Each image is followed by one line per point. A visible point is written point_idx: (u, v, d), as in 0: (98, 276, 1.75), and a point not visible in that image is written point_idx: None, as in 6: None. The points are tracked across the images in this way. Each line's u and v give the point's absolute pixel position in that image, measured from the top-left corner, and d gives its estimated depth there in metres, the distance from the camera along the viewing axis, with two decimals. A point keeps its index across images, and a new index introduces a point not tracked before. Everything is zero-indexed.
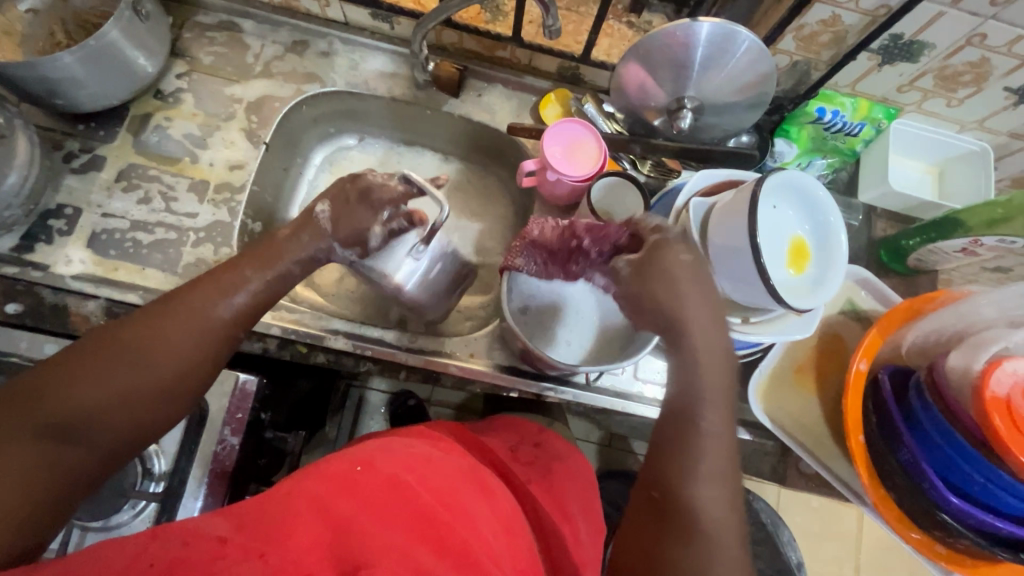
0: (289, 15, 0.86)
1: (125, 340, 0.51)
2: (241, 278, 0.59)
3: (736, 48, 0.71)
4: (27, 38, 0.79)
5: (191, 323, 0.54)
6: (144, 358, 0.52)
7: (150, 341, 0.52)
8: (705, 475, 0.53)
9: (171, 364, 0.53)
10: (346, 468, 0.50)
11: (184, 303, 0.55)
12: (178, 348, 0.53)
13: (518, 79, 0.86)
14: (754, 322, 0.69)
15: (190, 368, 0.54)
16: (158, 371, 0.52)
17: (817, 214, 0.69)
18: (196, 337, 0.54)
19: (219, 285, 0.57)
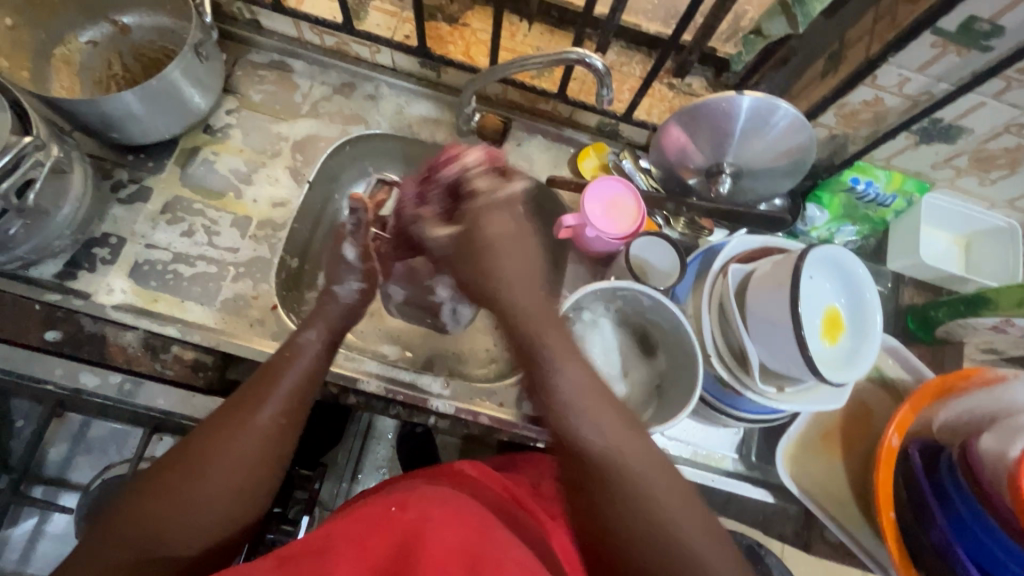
0: (339, 58, 0.88)
1: (187, 463, 0.52)
2: (284, 372, 0.61)
3: (778, 121, 0.73)
4: (84, 68, 0.80)
5: (248, 430, 0.55)
6: (208, 476, 0.52)
7: (213, 457, 0.53)
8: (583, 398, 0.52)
9: (238, 477, 0.53)
10: (380, 508, 0.50)
11: (238, 409, 0.56)
12: (241, 459, 0.54)
13: (558, 131, 0.89)
14: (788, 391, 0.70)
15: (254, 473, 0.54)
16: (226, 488, 0.52)
17: (853, 288, 0.70)
18: (258, 445, 0.55)
19: (264, 384, 0.59)
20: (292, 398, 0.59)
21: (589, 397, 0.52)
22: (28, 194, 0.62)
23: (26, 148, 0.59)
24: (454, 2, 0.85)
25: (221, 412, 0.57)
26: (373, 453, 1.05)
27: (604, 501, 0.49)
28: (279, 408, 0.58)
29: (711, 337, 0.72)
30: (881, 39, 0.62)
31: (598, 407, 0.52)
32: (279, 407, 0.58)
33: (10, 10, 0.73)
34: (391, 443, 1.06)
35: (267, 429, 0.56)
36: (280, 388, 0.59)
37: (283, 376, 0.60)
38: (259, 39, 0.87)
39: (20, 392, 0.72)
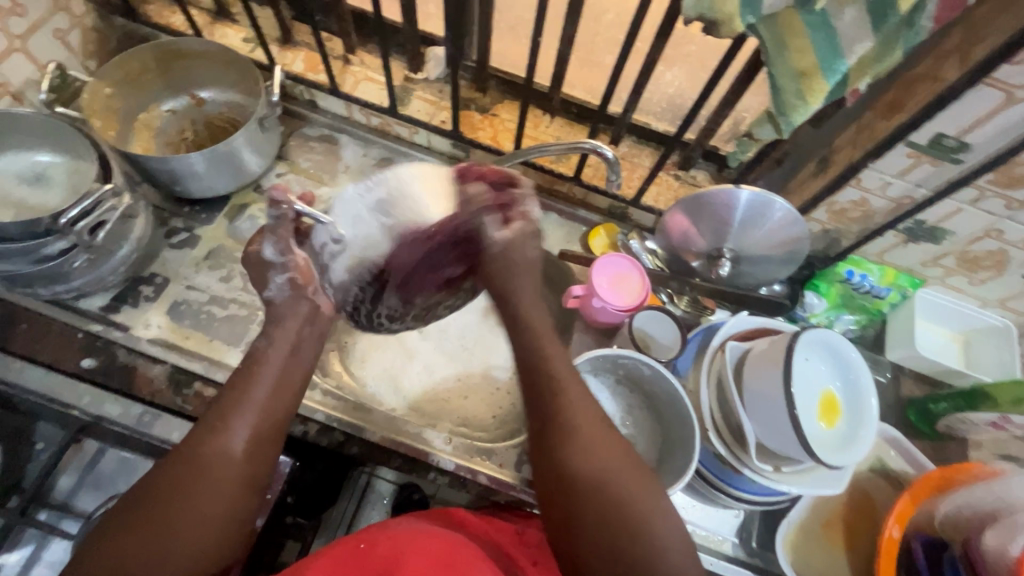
0: (381, 136, 0.99)
1: (165, 490, 0.52)
2: (253, 390, 0.58)
3: (772, 214, 0.79)
4: (161, 132, 0.93)
5: (219, 461, 0.54)
6: (183, 498, 0.52)
7: (189, 488, 0.52)
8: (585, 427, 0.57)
9: (213, 510, 0.52)
10: (352, 544, 0.58)
11: (207, 435, 0.55)
12: (214, 489, 0.53)
13: (571, 212, 0.97)
14: (785, 471, 0.70)
15: (233, 490, 0.54)
16: (210, 515, 0.52)
17: (847, 371, 0.73)
18: (230, 466, 0.54)
19: (237, 400, 0.57)
20: (265, 414, 0.58)
21: (579, 414, 0.58)
22: (100, 232, 0.71)
23: (105, 195, 0.68)
24: (486, 95, 0.95)
25: (195, 432, 0.55)
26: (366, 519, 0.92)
27: (608, 520, 0.52)
28: (256, 428, 0.57)
29: (709, 410, 0.74)
30: (862, 148, 0.69)
31: (592, 434, 0.57)
32: (251, 427, 0.56)
33: (110, 81, 0.86)
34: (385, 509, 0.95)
35: (240, 452, 0.55)
36: (255, 405, 0.57)
37: (253, 389, 0.58)
38: (313, 116, 0.99)
39: (43, 416, 0.76)
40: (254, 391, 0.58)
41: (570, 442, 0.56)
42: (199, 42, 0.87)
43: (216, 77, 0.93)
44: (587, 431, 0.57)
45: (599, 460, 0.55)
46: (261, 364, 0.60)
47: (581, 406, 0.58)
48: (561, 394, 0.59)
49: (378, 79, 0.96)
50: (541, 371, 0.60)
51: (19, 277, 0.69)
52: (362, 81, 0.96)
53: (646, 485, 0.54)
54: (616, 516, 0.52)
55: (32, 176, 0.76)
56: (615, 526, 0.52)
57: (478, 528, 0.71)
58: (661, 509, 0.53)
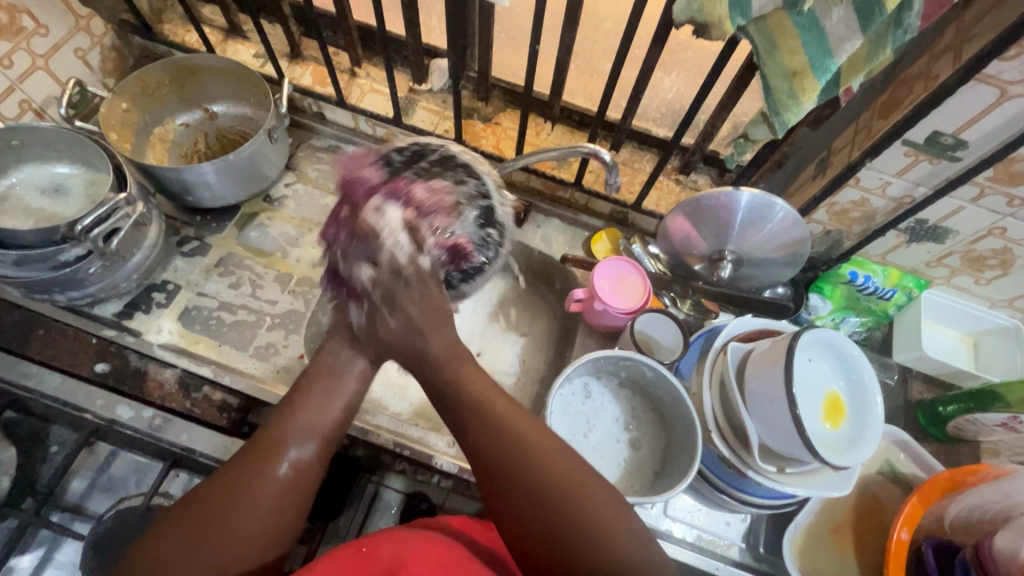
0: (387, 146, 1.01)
1: (230, 485, 0.53)
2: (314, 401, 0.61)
3: (772, 215, 0.80)
4: (175, 145, 0.96)
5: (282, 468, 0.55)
6: (243, 495, 0.52)
7: (249, 490, 0.53)
8: (519, 435, 0.56)
9: (269, 515, 0.53)
10: (351, 547, 0.59)
11: (273, 439, 0.56)
12: (274, 496, 0.53)
13: (573, 217, 0.98)
14: (790, 472, 0.70)
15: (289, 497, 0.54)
16: (263, 515, 0.52)
17: (850, 372, 0.72)
18: (290, 472, 0.55)
19: (299, 412, 0.59)
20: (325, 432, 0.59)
21: (513, 428, 0.56)
22: (114, 240, 0.73)
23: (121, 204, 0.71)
24: (489, 104, 0.97)
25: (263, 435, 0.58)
26: None
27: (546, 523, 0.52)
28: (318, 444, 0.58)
29: (712, 412, 0.74)
30: (860, 148, 0.70)
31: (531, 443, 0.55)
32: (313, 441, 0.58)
33: (127, 97, 0.89)
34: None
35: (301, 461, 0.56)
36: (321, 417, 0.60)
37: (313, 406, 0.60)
38: (321, 128, 1.02)
39: (58, 420, 0.78)
40: (312, 410, 0.60)
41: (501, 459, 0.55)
42: (212, 59, 0.90)
43: (227, 92, 0.96)
44: (527, 442, 0.55)
45: (537, 465, 0.53)
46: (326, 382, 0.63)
47: (513, 419, 0.57)
48: (493, 414, 0.57)
49: (384, 91, 0.99)
50: (464, 402, 0.59)
51: (36, 284, 0.71)
52: (369, 93, 0.99)
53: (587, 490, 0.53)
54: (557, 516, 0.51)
55: (52, 187, 0.79)
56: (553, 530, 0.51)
57: (480, 534, 0.70)
58: (599, 502, 0.52)
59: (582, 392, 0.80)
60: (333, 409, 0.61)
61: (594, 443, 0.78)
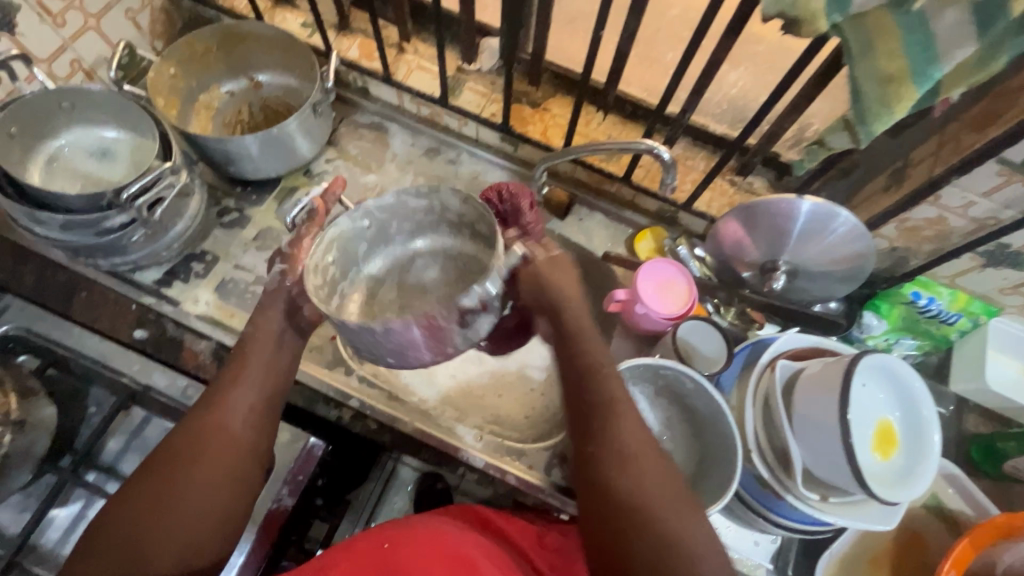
0: (430, 126, 0.98)
1: (178, 462, 0.56)
2: (246, 379, 0.62)
3: (836, 226, 0.74)
4: (219, 113, 0.95)
5: (220, 435, 0.59)
6: (196, 469, 0.56)
7: (192, 460, 0.57)
8: (633, 444, 0.57)
9: (216, 485, 0.57)
10: (374, 543, 0.58)
11: (212, 413, 0.59)
12: (219, 461, 0.57)
13: (617, 212, 0.94)
14: (832, 501, 0.67)
15: (238, 464, 0.58)
16: (212, 483, 0.56)
17: (908, 402, 0.68)
18: (227, 444, 0.58)
19: (233, 380, 0.62)
20: (260, 397, 0.62)
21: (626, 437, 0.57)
22: (158, 210, 0.73)
23: (165, 174, 0.70)
24: (538, 89, 0.93)
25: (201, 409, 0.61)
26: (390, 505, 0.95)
27: (608, 473, 0.56)
28: (249, 404, 0.61)
29: (753, 431, 0.71)
30: (944, 162, 0.64)
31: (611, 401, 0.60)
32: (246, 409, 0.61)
33: (175, 61, 0.88)
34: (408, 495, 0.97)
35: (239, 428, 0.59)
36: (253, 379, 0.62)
37: (247, 375, 0.62)
38: (364, 103, 0.99)
39: (97, 381, 0.78)
40: (244, 379, 0.62)
41: (616, 456, 0.56)
42: (260, 27, 0.88)
43: (274, 61, 0.94)
44: (609, 403, 0.59)
45: (615, 424, 0.58)
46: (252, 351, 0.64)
47: (627, 428, 0.58)
48: (613, 421, 0.58)
49: (431, 69, 0.96)
50: (592, 399, 0.60)
51: (80, 248, 0.72)
52: (416, 70, 0.95)
53: (633, 462, 0.56)
54: (605, 472, 0.56)
55: (98, 151, 0.79)
56: (603, 482, 0.56)
57: (499, 528, 0.69)
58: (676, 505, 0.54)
59: None
60: (261, 373, 0.63)
61: None
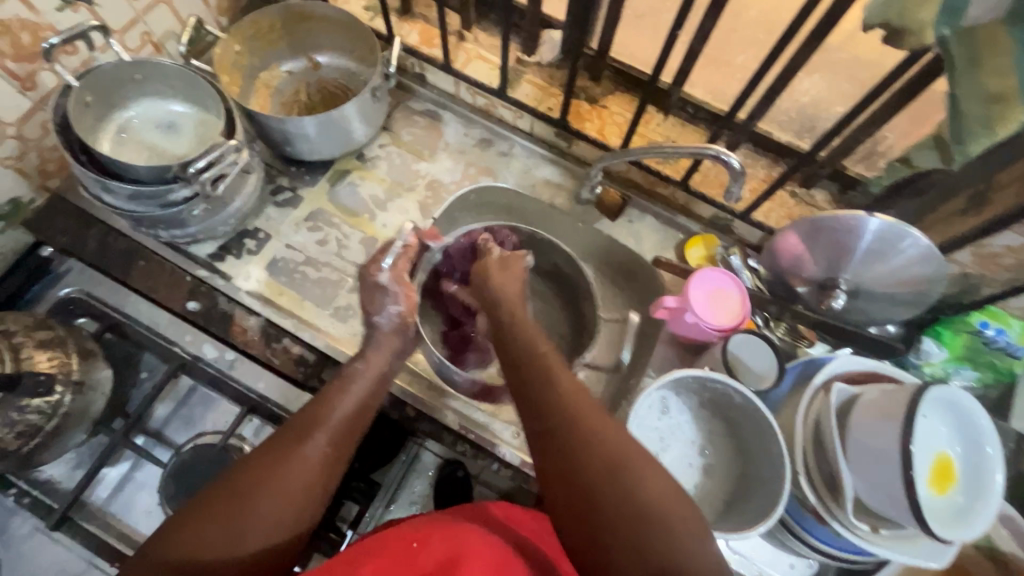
0: (484, 117, 0.97)
1: (240, 494, 0.49)
2: (333, 410, 0.57)
3: (904, 248, 0.72)
4: (278, 92, 0.96)
5: (295, 467, 0.52)
6: (264, 503, 0.49)
7: (255, 495, 0.49)
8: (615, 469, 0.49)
9: (274, 528, 0.49)
10: (403, 539, 0.55)
11: (287, 442, 0.53)
12: (287, 493, 0.50)
13: (670, 216, 0.92)
14: (882, 534, 0.64)
15: (304, 505, 0.52)
16: (276, 521, 0.49)
17: (971, 439, 0.65)
18: (300, 480, 0.51)
19: (317, 416, 0.56)
20: (342, 432, 0.56)
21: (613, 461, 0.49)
22: (219, 186, 0.73)
23: (229, 150, 0.71)
24: (598, 85, 0.91)
25: (279, 431, 0.55)
26: (410, 489, 0.89)
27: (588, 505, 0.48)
28: (330, 437, 0.55)
29: (802, 454, 0.69)
30: None
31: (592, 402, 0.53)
32: (328, 445, 0.54)
33: (240, 38, 0.89)
34: (430, 480, 0.90)
35: (317, 465, 0.53)
36: (336, 410, 0.57)
37: (336, 407, 0.57)
38: (420, 90, 0.98)
39: (150, 348, 0.80)
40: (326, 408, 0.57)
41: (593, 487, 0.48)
42: (325, 7, 0.88)
43: (335, 42, 0.94)
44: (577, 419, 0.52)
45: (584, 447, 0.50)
46: (342, 386, 0.60)
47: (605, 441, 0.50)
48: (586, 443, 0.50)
49: (490, 59, 0.95)
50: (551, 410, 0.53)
51: (144, 218, 0.73)
52: (475, 59, 0.94)
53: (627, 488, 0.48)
54: (609, 475, 0.48)
55: (165, 124, 0.81)
56: (583, 487, 0.48)
57: (525, 526, 0.64)
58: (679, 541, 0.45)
59: (659, 407, 0.76)
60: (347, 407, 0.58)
61: (667, 456, 0.75)
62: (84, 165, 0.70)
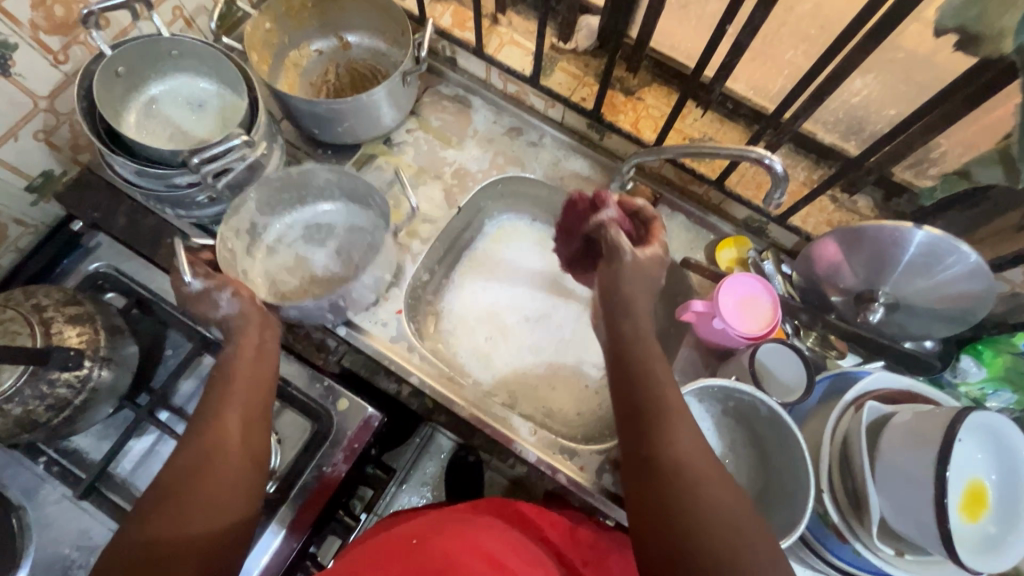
0: (515, 105, 0.95)
1: (179, 485, 0.55)
2: (233, 394, 0.64)
3: (952, 263, 0.68)
4: (306, 71, 0.94)
5: (219, 452, 0.59)
6: (203, 485, 0.56)
7: (189, 484, 0.56)
8: (702, 465, 0.52)
9: (215, 503, 0.55)
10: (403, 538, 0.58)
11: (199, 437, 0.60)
12: (218, 476, 0.57)
13: (701, 216, 0.89)
14: (908, 559, 0.63)
15: (239, 475, 0.59)
16: (217, 498, 0.56)
17: (1008, 468, 0.62)
18: (226, 460, 0.58)
19: (218, 404, 0.63)
20: (247, 409, 0.64)
21: (694, 458, 0.53)
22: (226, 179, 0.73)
23: (235, 147, 0.70)
24: (635, 76, 0.88)
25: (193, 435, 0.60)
26: (423, 469, 1.03)
27: (676, 491, 0.51)
28: (235, 417, 0.62)
29: (827, 469, 0.67)
30: None
31: (711, 473, 0.52)
32: (237, 419, 0.62)
33: (271, 16, 0.87)
34: (440, 462, 1.04)
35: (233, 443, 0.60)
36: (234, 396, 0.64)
37: (231, 391, 0.64)
38: (450, 74, 0.95)
39: (175, 325, 0.81)
40: (222, 398, 0.64)
41: (690, 487, 0.51)
42: None
43: (365, 22, 0.92)
44: (672, 415, 0.57)
45: (681, 444, 0.54)
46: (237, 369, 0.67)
47: (688, 439, 0.54)
48: (679, 439, 0.54)
49: (524, 44, 0.92)
50: (652, 408, 0.57)
51: (154, 197, 0.73)
52: (507, 44, 0.92)
53: (702, 479, 0.51)
54: (717, 542, 0.47)
55: (194, 102, 0.80)
56: (672, 495, 0.51)
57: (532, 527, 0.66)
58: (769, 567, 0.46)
59: None
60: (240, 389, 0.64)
61: None
62: (96, 134, 0.69)
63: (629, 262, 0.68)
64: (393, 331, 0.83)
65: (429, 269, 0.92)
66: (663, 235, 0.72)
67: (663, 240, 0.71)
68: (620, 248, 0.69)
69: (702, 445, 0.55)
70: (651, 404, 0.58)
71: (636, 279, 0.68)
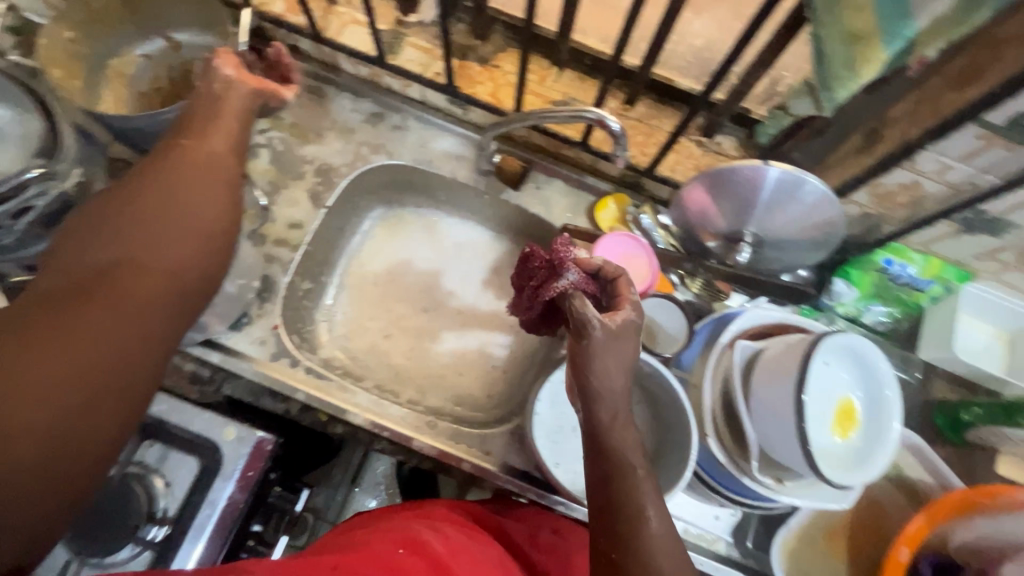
0: (372, 88, 0.89)
1: (76, 292, 0.41)
2: (148, 225, 0.46)
3: (805, 195, 0.69)
4: (133, 80, 0.85)
5: (139, 265, 0.44)
6: (107, 306, 0.41)
7: (94, 292, 0.41)
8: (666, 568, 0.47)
9: (118, 321, 0.41)
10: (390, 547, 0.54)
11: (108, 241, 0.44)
12: (133, 299, 0.43)
13: (578, 177, 0.87)
14: (790, 485, 0.65)
15: (148, 306, 0.43)
16: (118, 313, 0.41)
17: (872, 384, 0.65)
18: (142, 285, 0.43)
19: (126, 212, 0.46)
20: (152, 249, 0.45)
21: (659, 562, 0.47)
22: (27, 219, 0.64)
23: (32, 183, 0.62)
24: (487, 43, 0.88)
25: (55, 284, 0.43)
26: (373, 469, 1.04)
27: None
28: (188, 214, 0.49)
29: (712, 413, 0.68)
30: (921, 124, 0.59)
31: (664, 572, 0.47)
32: (178, 220, 0.47)
33: (72, 24, 0.77)
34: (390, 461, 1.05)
35: (161, 262, 0.45)
36: (122, 247, 0.44)
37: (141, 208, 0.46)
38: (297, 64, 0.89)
39: None
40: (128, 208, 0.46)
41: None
42: None
43: (191, 18, 0.84)
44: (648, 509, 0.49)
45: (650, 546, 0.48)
46: (168, 193, 0.48)
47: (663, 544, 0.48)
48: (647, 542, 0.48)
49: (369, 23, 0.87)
50: (628, 497, 0.50)
51: None
52: (348, 24, 0.88)
53: None
54: None
55: None
56: None
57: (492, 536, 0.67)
58: None
59: None
60: (190, 196, 0.49)
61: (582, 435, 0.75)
62: None
63: (601, 338, 0.55)
64: (272, 349, 0.78)
65: (310, 276, 0.87)
66: (634, 294, 0.59)
67: (635, 300, 0.58)
68: (588, 323, 0.54)
69: (673, 551, 0.48)
70: (631, 502, 0.50)
71: (617, 355, 0.55)
